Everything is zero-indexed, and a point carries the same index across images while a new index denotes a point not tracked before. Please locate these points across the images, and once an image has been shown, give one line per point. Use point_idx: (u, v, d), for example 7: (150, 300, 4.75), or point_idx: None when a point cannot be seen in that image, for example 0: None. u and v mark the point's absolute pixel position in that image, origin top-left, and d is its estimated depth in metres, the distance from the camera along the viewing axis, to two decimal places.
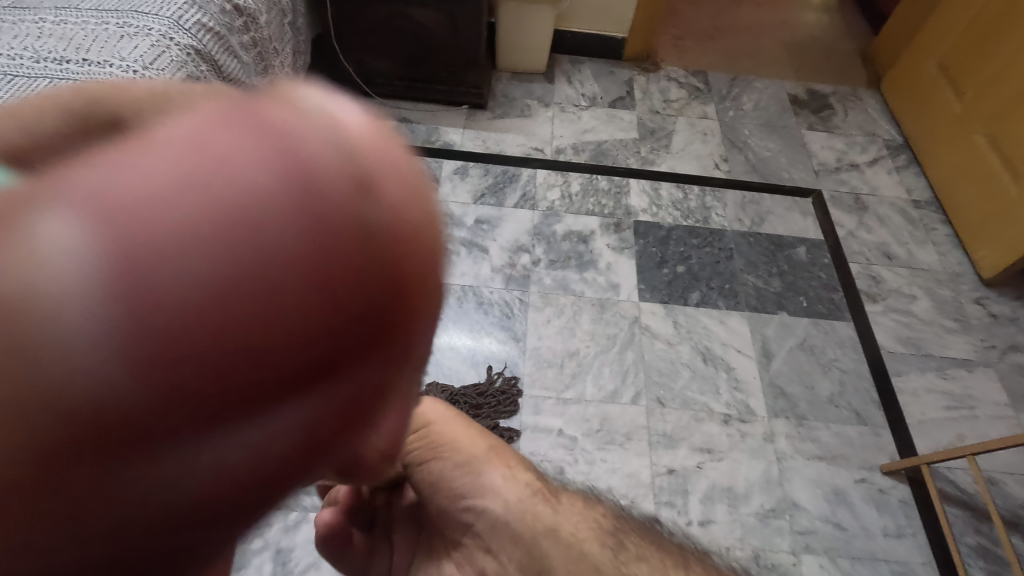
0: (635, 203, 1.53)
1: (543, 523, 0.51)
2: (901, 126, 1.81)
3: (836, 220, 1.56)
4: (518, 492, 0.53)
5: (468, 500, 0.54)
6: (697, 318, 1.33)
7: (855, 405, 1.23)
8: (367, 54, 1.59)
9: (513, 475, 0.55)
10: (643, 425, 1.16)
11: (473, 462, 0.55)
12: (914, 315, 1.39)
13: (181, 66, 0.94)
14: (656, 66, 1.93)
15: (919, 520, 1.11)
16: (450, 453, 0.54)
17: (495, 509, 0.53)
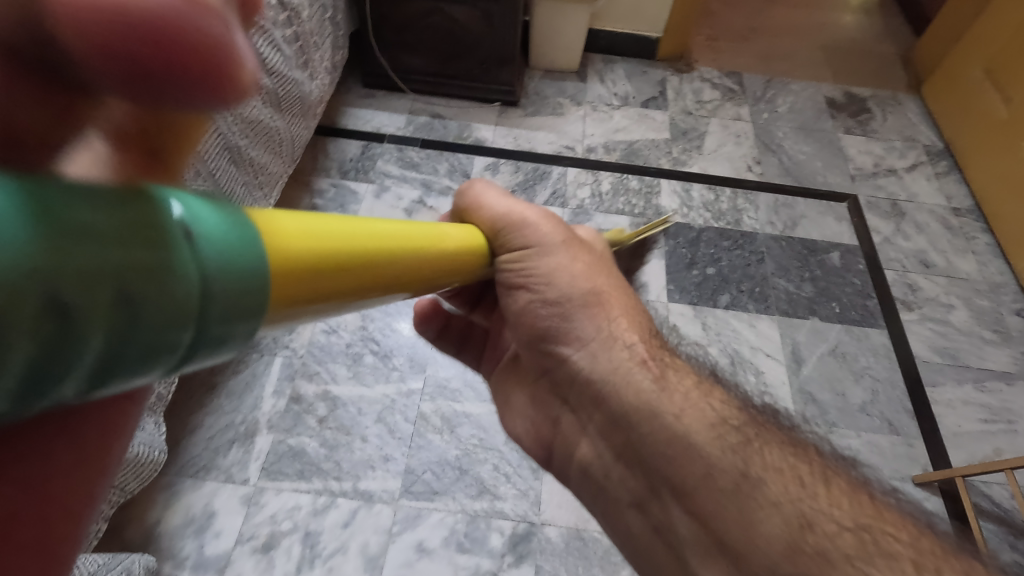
0: (665, 204, 1.53)
1: (655, 422, 0.48)
2: (942, 131, 1.76)
3: (872, 226, 1.53)
4: (616, 357, 0.51)
5: (553, 345, 0.54)
6: (726, 321, 1.31)
7: (887, 413, 1.21)
8: (403, 51, 1.61)
9: (614, 326, 0.53)
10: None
11: (567, 308, 0.53)
12: (951, 325, 1.36)
13: None
14: (690, 67, 1.92)
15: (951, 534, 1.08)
16: (545, 288, 0.54)
17: (579, 358, 0.53)
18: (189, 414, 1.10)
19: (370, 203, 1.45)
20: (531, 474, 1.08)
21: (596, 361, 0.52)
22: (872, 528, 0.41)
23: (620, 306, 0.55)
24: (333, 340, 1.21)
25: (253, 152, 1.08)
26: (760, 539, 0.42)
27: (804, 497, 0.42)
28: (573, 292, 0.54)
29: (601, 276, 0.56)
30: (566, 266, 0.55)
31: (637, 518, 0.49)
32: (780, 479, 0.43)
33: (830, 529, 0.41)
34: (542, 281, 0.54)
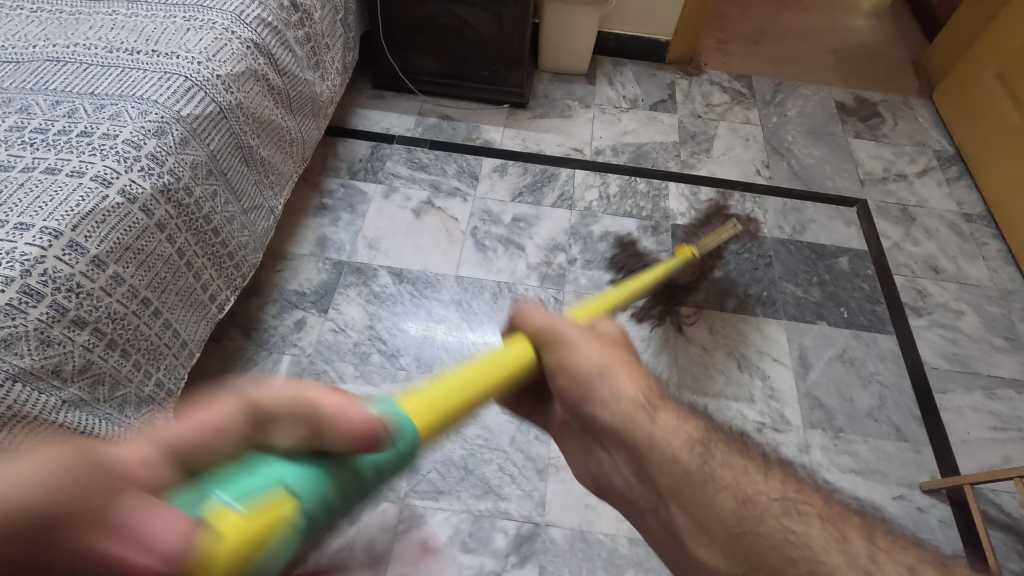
0: (673, 206, 1.53)
1: (654, 445, 0.49)
2: (954, 137, 1.75)
3: (881, 230, 1.52)
4: (625, 402, 0.51)
5: (580, 408, 0.53)
6: (733, 324, 1.31)
7: (894, 420, 1.20)
8: (414, 53, 1.63)
9: (624, 381, 0.52)
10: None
11: (589, 379, 0.52)
12: (961, 331, 1.34)
13: (241, 59, 0.99)
14: (699, 70, 1.92)
15: (959, 541, 1.07)
16: (573, 365, 0.52)
17: (600, 416, 0.51)
18: None
19: (379, 203, 1.46)
20: (535, 475, 1.08)
21: (614, 414, 0.50)
22: (791, 497, 0.46)
23: (635, 372, 0.54)
24: (341, 339, 1.22)
25: (264, 152, 1.09)
26: (712, 512, 0.46)
27: (747, 480, 0.47)
28: (593, 367, 0.52)
29: (613, 349, 0.55)
30: (589, 348, 0.54)
31: (652, 523, 0.50)
32: (732, 471, 0.48)
33: (766, 506, 0.46)
34: (567, 368, 0.53)
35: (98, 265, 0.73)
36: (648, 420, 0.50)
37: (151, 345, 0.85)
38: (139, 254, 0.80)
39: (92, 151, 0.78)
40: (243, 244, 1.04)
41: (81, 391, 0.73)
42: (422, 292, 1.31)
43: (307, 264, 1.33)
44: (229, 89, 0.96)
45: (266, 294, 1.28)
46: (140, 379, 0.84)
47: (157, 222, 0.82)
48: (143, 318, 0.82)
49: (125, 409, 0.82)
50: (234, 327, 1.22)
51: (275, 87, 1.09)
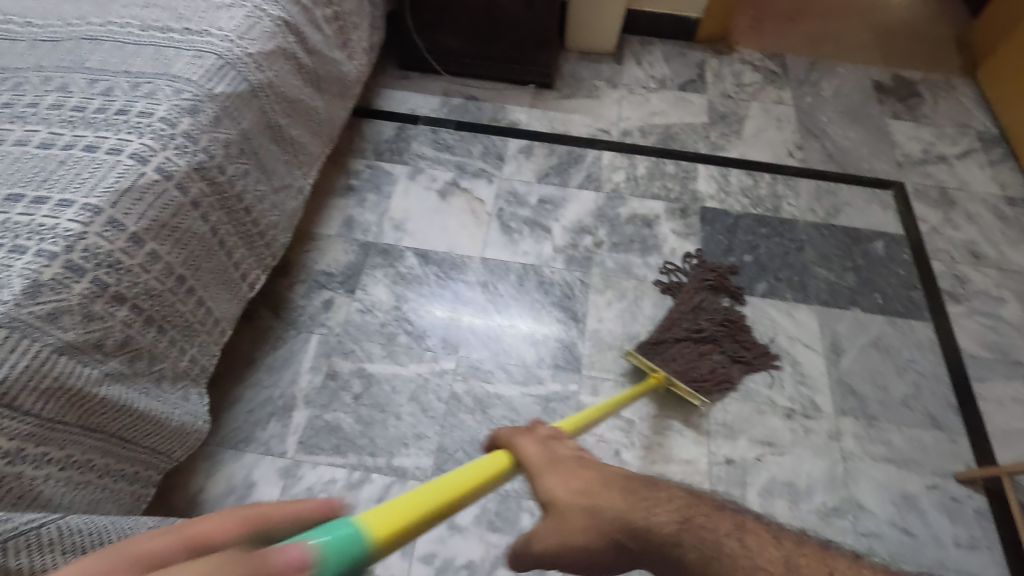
0: (702, 188, 1.50)
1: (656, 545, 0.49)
2: (998, 118, 1.68)
3: (918, 214, 1.47)
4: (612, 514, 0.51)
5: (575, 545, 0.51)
6: (764, 309, 1.29)
7: (930, 409, 1.17)
8: (439, 32, 1.61)
9: (608, 497, 0.52)
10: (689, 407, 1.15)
11: (578, 510, 0.51)
12: (1002, 319, 1.30)
13: (271, 37, 0.99)
14: (730, 48, 1.86)
15: (995, 532, 1.04)
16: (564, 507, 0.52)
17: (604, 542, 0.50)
18: (230, 387, 1.13)
19: (404, 184, 1.46)
20: None
21: (619, 530, 0.50)
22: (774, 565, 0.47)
23: (613, 491, 0.52)
24: (368, 319, 1.23)
25: (294, 132, 1.09)
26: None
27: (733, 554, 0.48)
28: (579, 499, 0.52)
29: (580, 477, 0.53)
30: (562, 485, 0.53)
31: None
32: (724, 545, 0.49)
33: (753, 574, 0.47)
34: (556, 517, 0.51)
35: (136, 242, 0.74)
36: (639, 521, 0.50)
37: (185, 321, 0.86)
38: (175, 232, 0.81)
39: (129, 129, 0.78)
40: (273, 224, 1.05)
41: (120, 364, 0.75)
42: (448, 274, 1.31)
43: (334, 244, 1.34)
44: (260, 67, 0.96)
45: (295, 274, 1.29)
46: (176, 355, 0.86)
47: (192, 200, 0.83)
48: (178, 295, 0.83)
49: (161, 384, 0.83)
50: (264, 306, 1.24)
51: (304, 66, 1.09)
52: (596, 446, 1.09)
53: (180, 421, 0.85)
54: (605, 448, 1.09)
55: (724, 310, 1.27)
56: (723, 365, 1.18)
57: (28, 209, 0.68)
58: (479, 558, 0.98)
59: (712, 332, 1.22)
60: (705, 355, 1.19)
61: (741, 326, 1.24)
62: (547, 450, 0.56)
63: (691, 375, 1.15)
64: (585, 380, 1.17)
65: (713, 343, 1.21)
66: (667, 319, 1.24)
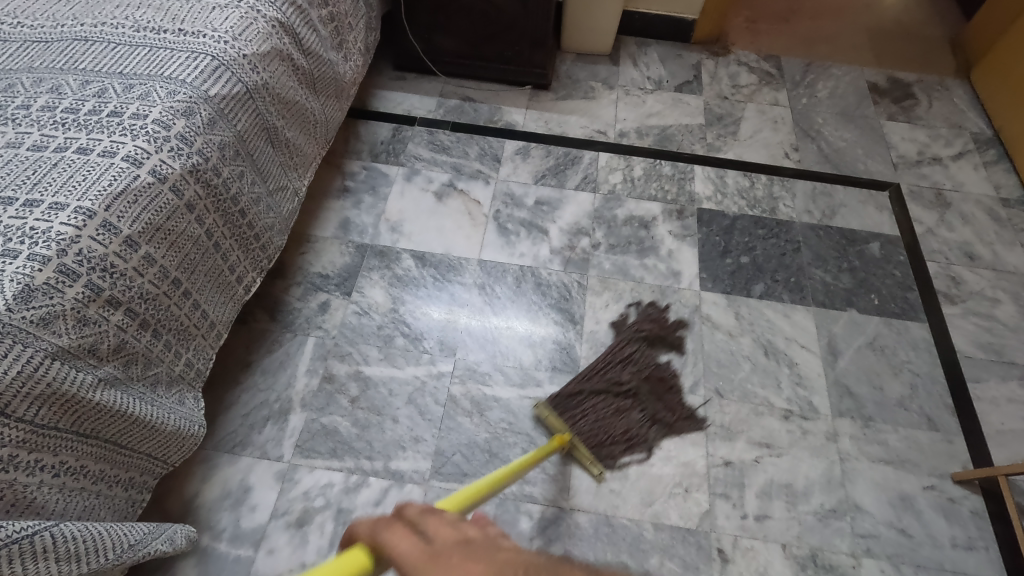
0: (699, 189, 1.50)
1: None
2: (992, 119, 1.69)
3: (914, 215, 1.48)
4: None
5: None
6: (761, 310, 1.29)
7: (926, 409, 1.17)
8: (435, 33, 1.60)
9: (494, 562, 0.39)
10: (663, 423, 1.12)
11: None
12: (997, 319, 1.31)
13: (266, 38, 0.98)
14: (725, 50, 1.87)
15: (991, 533, 1.05)
16: None
17: None
18: (226, 390, 1.13)
19: (400, 185, 1.45)
20: (559, 461, 1.08)
21: None
22: None
23: None
24: (365, 321, 1.22)
25: (289, 133, 1.08)
26: None
27: None
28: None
29: (462, 575, 0.38)
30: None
31: None
32: None
33: None
34: None
35: (131, 245, 0.74)
36: None
37: (181, 325, 0.86)
38: (170, 235, 0.80)
39: (123, 131, 0.77)
40: (269, 226, 1.04)
41: (115, 369, 0.74)
42: (445, 276, 1.30)
43: (330, 246, 1.33)
44: (255, 69, 0.96)
45: (291, 276, 1.28)
46: (172, 359, 0.85)
47: (187, 202, 0.82)
48: (173, 298, 0.83)
49: (157, 389, 0.83)
50: (260, 309, 1.23)
51: (299, 67, 1.08)
52: None
53: (176, 426, 0.84)
54: None
55: (654, 365, 1.15)
56: (640, 426, 1.07)
57: (20, 212, 0.68)
58: None
59: (636, 386, 1.09)
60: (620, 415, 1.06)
61: (669, 384, 1.14)
62: (425, 539, 0.43)
63: (598, 437, 1.04)
64: None
65: (636, 398, 1.09)
66: (588, 366, 1.10)
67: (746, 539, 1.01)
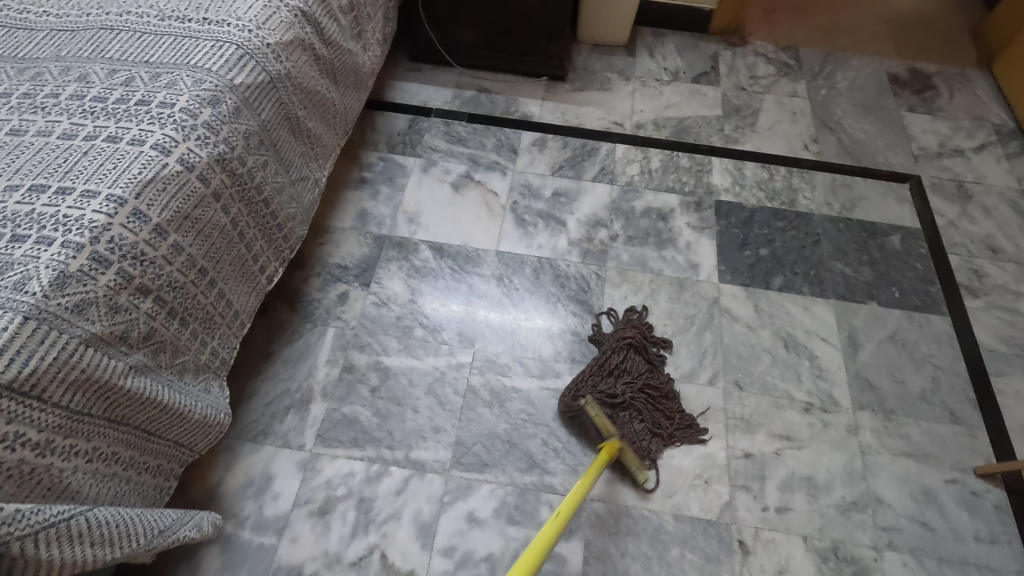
0: (717, 181, 1.49)
1: None
2: (1015, 111, 1.67)
3: (935, 208, 1.46)
4: None
5: None
6: (780, 303, 1.28)
7: (949, 402, 1.17)
8: (452, 24, 1.59)
9: None
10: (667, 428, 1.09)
11: None
12: (1020, 313, 1.29)
13: (289, 27, 0.98)
14: (743, 40, 1.85)
15: (1014, 527, 1.04)
16: None
17: None
18: (247, 380, 1.13)
19: (417, 176, 1.45)
20: (579, 453, 1.07)
21: None
22: None
23: None
24: (384, 312, 1.23)
25: (310, 123, 1.08)
26: None
27: None
28: None
29: None
30: None
31: None
32: None
33: None
34: None
35: (160, 233, 0.74)
36: None
37: (206, 313, 0.86)
38: (197, 223, 0.80)
39: (151, 120, 0.78)
40: (291, 216, 1.04)
41: (145, 357, 0.74)
42: (463, 267, 1.30)
43: (349, 237, 1.33)
44: (279, 58, 0.95)
45: (310, 267, 1.28)
46: (198, 348, 0.85)
47: (213, 191, 0.82)
48: (199, 287, 0.83)
49: (184, 376, 0.83)
50: (280, 299, 1.24)
51: (320, 57, 1.08)
52: None
53: (202, 414, 0.84)
54: None
55: (646, 373, 1.14)
56: (642, 437, 1.05)
57: (53, 200, 0.68)
58: (498, 551, 0.98)
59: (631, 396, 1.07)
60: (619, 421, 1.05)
61: (666, 393, 1.11)
62: None
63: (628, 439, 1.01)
64: None
65: (632, 408, 1.07)
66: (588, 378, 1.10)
67: (767, 532, 1.01)
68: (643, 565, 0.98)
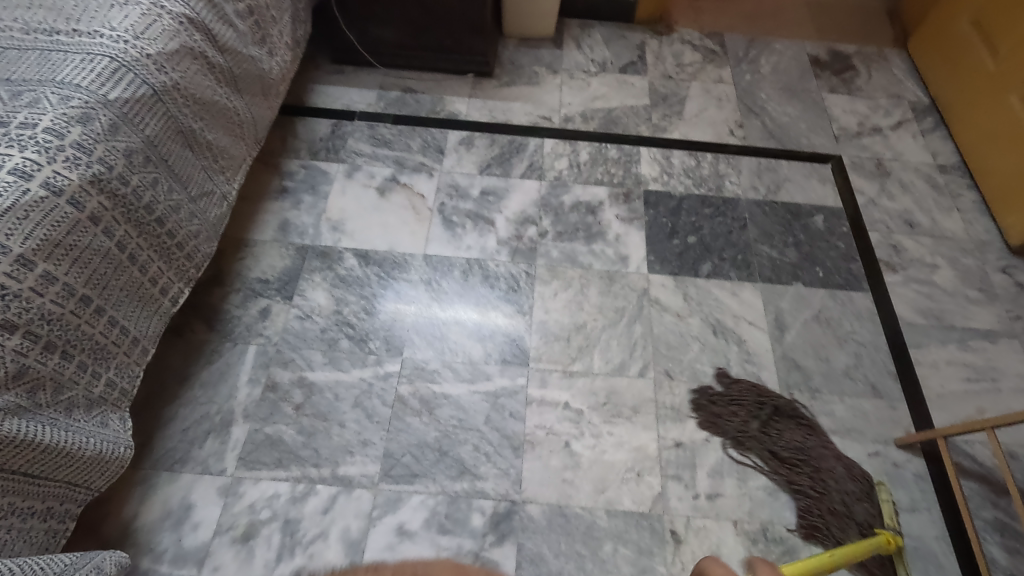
0: (645, 171, 1.49)
1: None
2: (929, 88, 1.72)
3: (855, 187, 1.50)
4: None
5: None
6: (708, 290, 1.29)
7: (870, 377, 1.19)
8: (371, 24, 1.55)
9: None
10: (833, 538, 1.01)
11: None
12: (935, 285, 1.34)
13: (173, 36, 0.93)
14: (668, 29, 1.86)
15: (933, 494, 1.07)
16: None
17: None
18: (163, 406, 1.08)
19: (341, 182, 1.41)
20: (512, 455, 1.06)
21: None
22: None
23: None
24: (308, 325, 1.19)
25: (210, 135, 1.03)
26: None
27: None
28: None
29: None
30: None
31: None
32: None
33: None
34: None
35: (24, 265, 0.70)
36: None
37: (96, 344, 0.81)
38: (72, 250, 0.75)
39: (10, 143, 0.73)
40: (193, 234, 0.99)
41: (17, 397, 0.70)
42: (390, 273, 1.27)
43: (269, 249, 1.29)
44: (163, 69, 0.91)
45: (228, 283, 1.24)
46: (88, 381, 0.80)
47: (91, 215, 0.78)
48: (83, 317, 0.78)
49: (73, 413, 0.78)
50: (195, 319, 1.19)
51: (216, 65, 1.03)
52: (546, 440, 1.08)
53: (96, 450, 0.80)
54: (555, 441, 1.08)
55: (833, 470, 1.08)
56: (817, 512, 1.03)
57: None
58: None
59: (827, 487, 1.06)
60: (863, 513, 1.03)
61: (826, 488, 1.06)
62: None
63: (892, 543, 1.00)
64: (533, 373, 1.16)
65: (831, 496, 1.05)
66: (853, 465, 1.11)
67: (698, 519, 1.02)
68: (577, 564, 0.97)
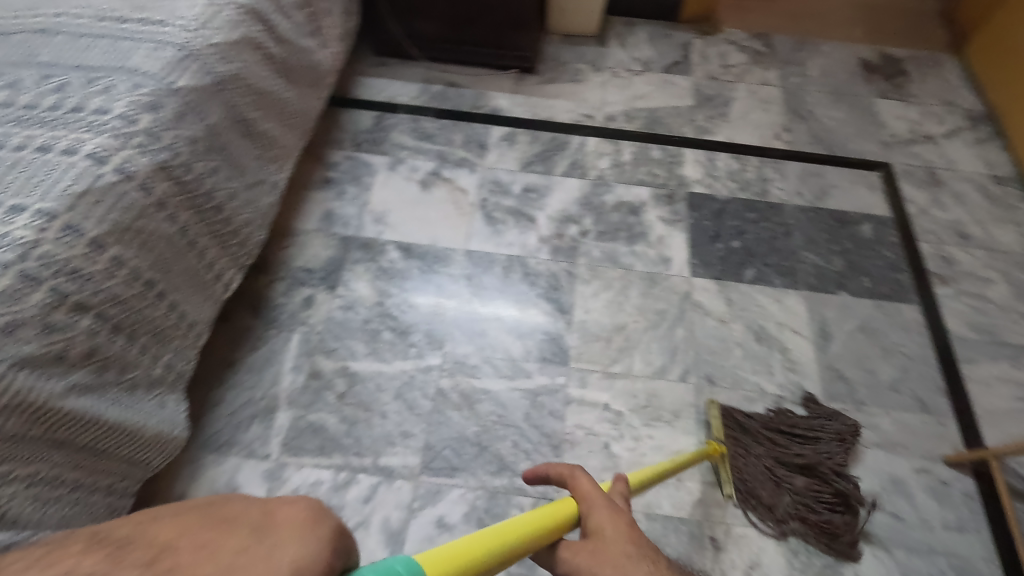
0: (689, 173, 1.47)
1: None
2: (985, 96, 1.66)
3: (906, 196, 1.46)
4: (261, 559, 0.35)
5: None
6: (751, 296, 1.27)
7: (918, 392, 1.17)
8: (417, 17, 1.56)
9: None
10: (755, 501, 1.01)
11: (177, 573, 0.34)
12: (988, 300, 1.30)
13: (236, 26, 0.95)
14: (715, 28, 1.83)
15: (983, 515, 1.05)
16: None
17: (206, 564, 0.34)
18: (209, 390, 1.11)
19: (384, 175, 1.42)
20: (550, 453, 1.07)
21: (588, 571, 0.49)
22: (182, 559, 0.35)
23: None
24: (350, 315, 1.20)
25: (266, 125, 1.04)
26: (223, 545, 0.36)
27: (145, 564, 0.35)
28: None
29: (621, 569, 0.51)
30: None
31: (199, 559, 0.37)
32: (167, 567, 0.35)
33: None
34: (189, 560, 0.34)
35: (97, 247, 0.71)
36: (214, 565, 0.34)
37: (157, 327, 0.83)
38: (140, 234, 0.77)
39: (85, 127, 0.74)
40: (246, 222, 1.00)
41: (87, 375, 0.72)
42: (431, 267, 1.28)
43: (314, 239, 1.30)
44: (225, 59, 0.92)
45: (275, 272, 1.26)
46: (149, 362, 0.82)
47: (157, 200, 0.79)
48: (147, 300, 0.80)
49: (135, 393, 0.80)
50: (242, 306, 1.21)
51: (273, 56, 1.04)
52: (585, 440, 1.08)
53: (155, 430, 0.82)
54: (593, 441, 1.08)
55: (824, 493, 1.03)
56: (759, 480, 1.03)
57: None
58: None
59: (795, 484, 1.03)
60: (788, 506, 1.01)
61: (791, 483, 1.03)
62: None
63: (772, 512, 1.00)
64: (571, 372, 1.15)
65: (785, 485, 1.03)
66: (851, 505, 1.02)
67: (738, 527, 1.01)
68: None
